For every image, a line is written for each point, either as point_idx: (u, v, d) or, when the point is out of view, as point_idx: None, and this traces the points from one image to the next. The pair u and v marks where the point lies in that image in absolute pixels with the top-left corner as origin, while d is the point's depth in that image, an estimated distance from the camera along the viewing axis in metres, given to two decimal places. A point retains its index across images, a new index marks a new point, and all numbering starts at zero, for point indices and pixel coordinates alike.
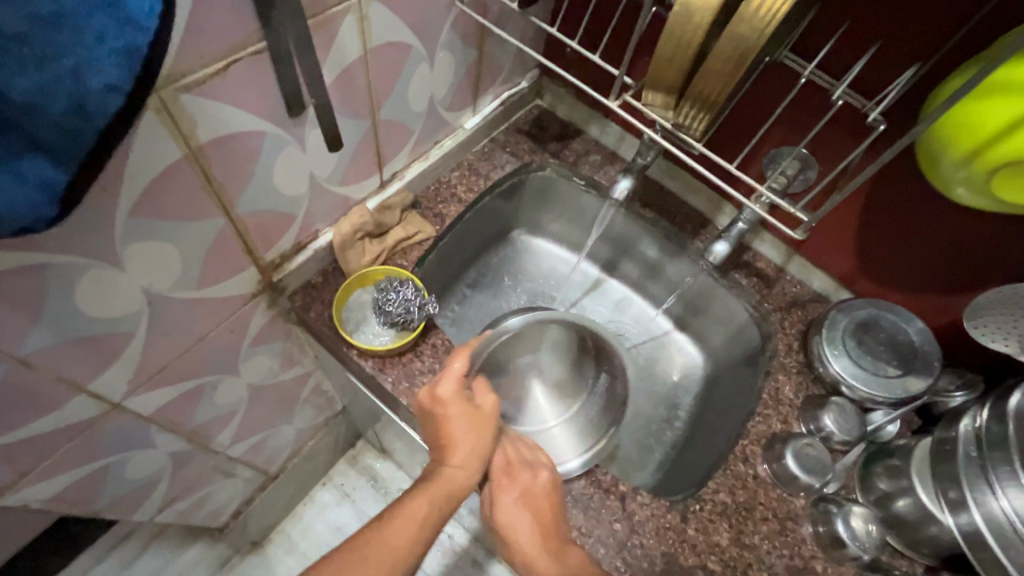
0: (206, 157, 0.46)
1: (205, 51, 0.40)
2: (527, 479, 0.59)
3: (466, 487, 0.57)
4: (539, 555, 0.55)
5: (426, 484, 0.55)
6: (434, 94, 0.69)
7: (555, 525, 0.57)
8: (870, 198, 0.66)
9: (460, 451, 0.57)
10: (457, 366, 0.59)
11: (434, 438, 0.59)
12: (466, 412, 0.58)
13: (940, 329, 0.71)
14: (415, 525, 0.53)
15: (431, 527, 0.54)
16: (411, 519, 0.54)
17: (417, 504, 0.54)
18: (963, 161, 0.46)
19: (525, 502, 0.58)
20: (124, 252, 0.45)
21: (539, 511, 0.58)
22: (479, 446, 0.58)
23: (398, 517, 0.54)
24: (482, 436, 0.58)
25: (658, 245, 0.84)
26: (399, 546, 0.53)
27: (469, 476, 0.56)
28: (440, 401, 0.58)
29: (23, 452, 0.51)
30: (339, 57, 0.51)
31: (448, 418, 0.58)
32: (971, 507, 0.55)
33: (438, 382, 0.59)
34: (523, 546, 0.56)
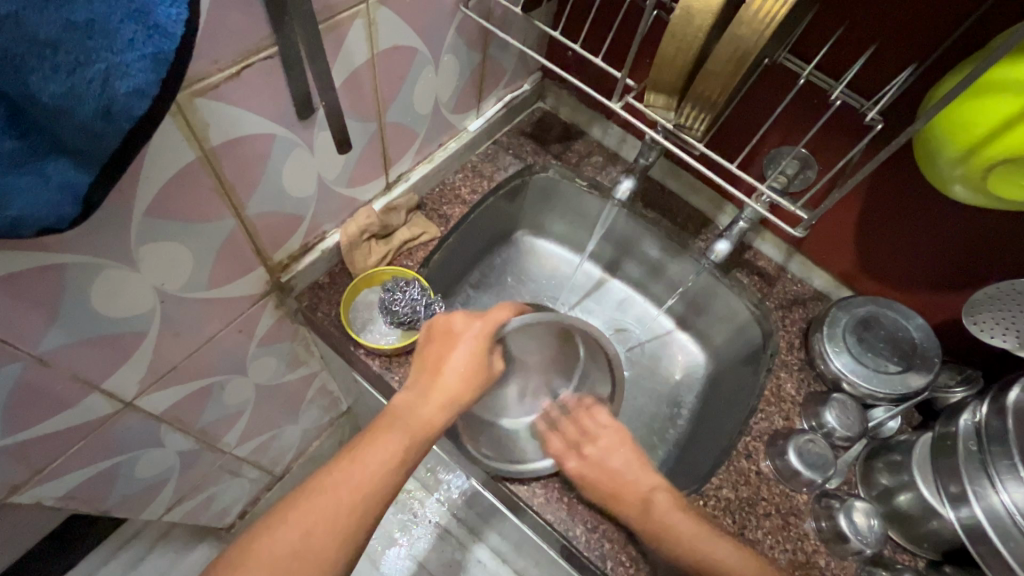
0: (219, 160, 0.47)
1: (219, 55, 0.41)
2: (594, 445, 0.63)
3: (439, 428, 0.56)
4: (640, 499, 0.58)
5: (400, 420, 0.54)
6: (439, 97, 0.70)
7: (640, 474, 0.61)
8: (869, 197, 0.67)
9: (448, 384, 0.57)
10: (484, 313, 0.61)
11: (424, 366, 0.59)
12: (473, 354, 0.59)
13: (940, 326, 0.72)
14: (380, 464, 0.52)
15: (403, 464, 0.53)
16: (380, 457, 0.52)
17: (387, 444, 0.53)
18: (960, 159, 0.47)
19: (614, 461, 0.62)
20: (138, 253, 0.46)
21: (627, 466, 0.61)
22: (470, 392, 0.58)
23: (368, 450, 0.52)
24: (479, 382, 0.59)
25: (659, 245, 0.85)
26: (360, 486, 0.50)
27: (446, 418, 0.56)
28: (449, 337, 0.60)
29: (38, 450, 0.52)
30: (347, 62, 0.52)
31: (458, 349, 0.59)
32: (972, 501, 0.56)
33: (455, 320, 0.61)
34: (629, 504, 0.58)
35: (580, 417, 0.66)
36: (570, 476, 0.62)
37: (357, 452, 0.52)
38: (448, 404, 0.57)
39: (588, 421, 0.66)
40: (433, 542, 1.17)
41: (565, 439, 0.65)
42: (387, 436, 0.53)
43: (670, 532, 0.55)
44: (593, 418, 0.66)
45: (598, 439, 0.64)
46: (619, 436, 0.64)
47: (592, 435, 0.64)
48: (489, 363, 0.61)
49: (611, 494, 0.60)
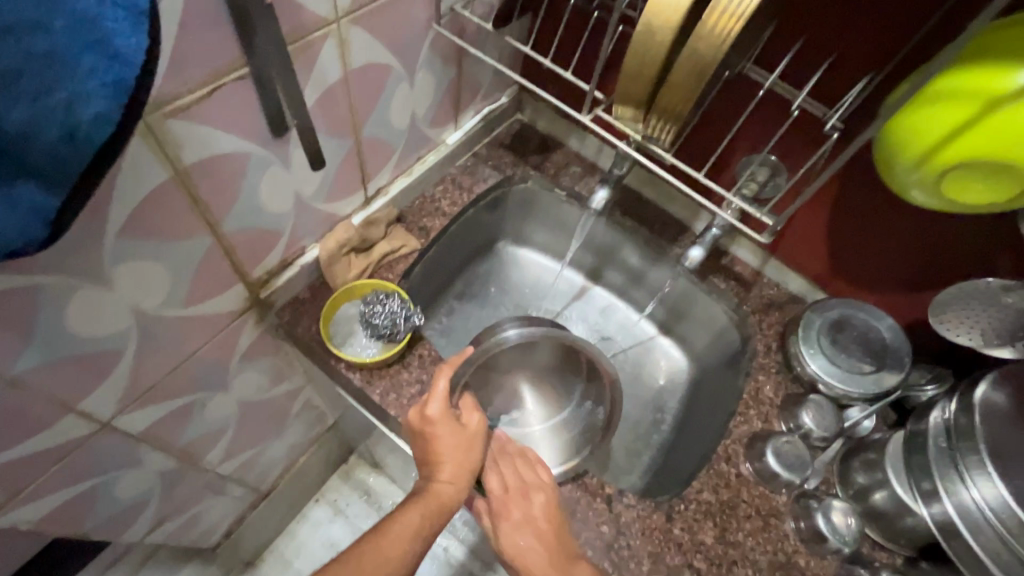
0: (193, 178, 0.48)
1: (189, 77, 0.42)
2: (525, 503, 0.61)
3: (458, 499, 0.59)
4: (555, 571, 0.56)
5: (418, 501, 0.58)
6: (415, 112, 0.71)
7: (568, 543, 0.59)
8: (837, 202, 0.69)
9: (448, 466, 0.59)
10: (441, 385, 0.61)
11: (420, 456, 0.61)
12: (453, 430, 0.60)
13: (912, 326, 0.73)
14: (409, 538, 0.56)
15: (427, 530, 0.57)
16: (405, 532, 0.56)
17: (409, 520, 0.57)
18: (915, 164, 0.49)
19: (534, 519, 0.60)
20: (113, 272, 0.46)
21: (545, 528, 0.59)
22: (466, 464, 0.60)
23: (393, 527, 0.56)
24: (470, 455, 0.61)
25: (638, 252, 0.86)
26: (393, 557, 0.54)
27: (460, 492, 0.59)
28: (428, 423, 0.60)
29: (13, 473, 0.52)
30: (320, 80, 0.53)
31: (438, 438, 0.60)
32: (943, 498, 0.57)
33: (427, 401, 0.61)
34: (544, 568, 0.56)
35: (527, 466, 0.64)
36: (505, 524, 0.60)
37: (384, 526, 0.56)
38: (456, 481, 0.59)
39: (529, 473, 0.64)
40: (424, 556, 1.16)
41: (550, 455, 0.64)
42: (408, 513, 0.57)
43: None
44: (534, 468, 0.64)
45: (540, 494, 0.62)
46: (551, 492, 0.62)
47: (536, 488, 0.62)
48: (466, 425, 0.62)
49: (529, 555, 0.58)
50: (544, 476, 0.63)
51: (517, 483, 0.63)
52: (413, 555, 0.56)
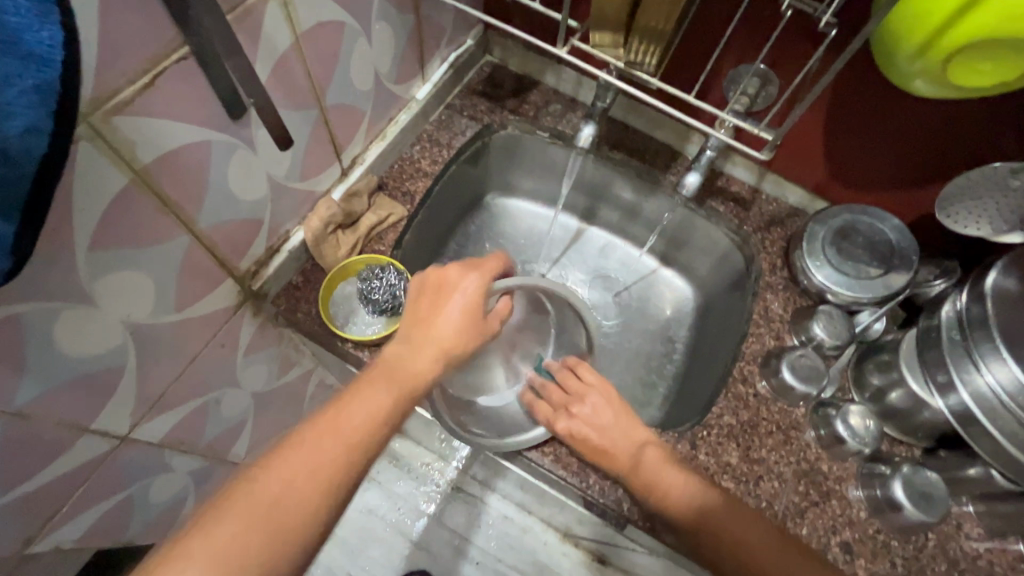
0: (155, 178, 0.45)
1: (126, 66, 0.38)
2: (578, 408, 0.63)
3: (430, 379, 0.52)
4: (630, 460, 0.59)
5: (386, 364, 0.50)
6: (378, 70, 0.66)
7: (630, 430, 0.61)
8: (835, 104, 0.66)
9: (443, 339, 0.53)
10: (492, 264, 0.57)
11: (414, 323, 0.54)
12: (472, 306, 0.55)
13: (916, 223, 0.72)
14: (368, 409, 0.47)
15: (392, 415, 0.49)
16: (370, 415, 0.47)
17: (374, 396, 0.48)
18: (917, 53, 0.46)
19: (597, 416, 0.62)
20: (94, 289, 0.44)
21: (616, 419, 0.62)
22: (461, 347, 0.54)
23: (353, 396, 0.48)
24: (470, 338, 0.54)
25: (631, 186, 0.83)
26: (343, 424, 0.46)
27: (434, 370, 0.52)
28: (448, 288, 0.55)
29: (44, 499, 0.52)
30: (270, 48, 0.48)
31: (449, 303, 0.54)
32: (959, 388, 0.58)
33: (455, 273, 0.56)
34: (618, 460, 0.59)
35: (565, 378, 0.67)
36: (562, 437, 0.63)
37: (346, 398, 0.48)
38: (443, 354, 0.53)
39: (574, 380, 0.66)
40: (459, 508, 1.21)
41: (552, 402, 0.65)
42: (372, 378, 0.50)
43: (662, 488, 0.56)
44: (578, 376, 0.66)
45: (586, 397, 0.64)
46: (602, 389, 0.64)
47: (588, 391, 0.65)
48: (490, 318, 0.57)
49: (602, 449, 0.60)
50: (591, 378, 0.65)
51: (568, 394, 0.65)
52: (374, 426, 0.47)
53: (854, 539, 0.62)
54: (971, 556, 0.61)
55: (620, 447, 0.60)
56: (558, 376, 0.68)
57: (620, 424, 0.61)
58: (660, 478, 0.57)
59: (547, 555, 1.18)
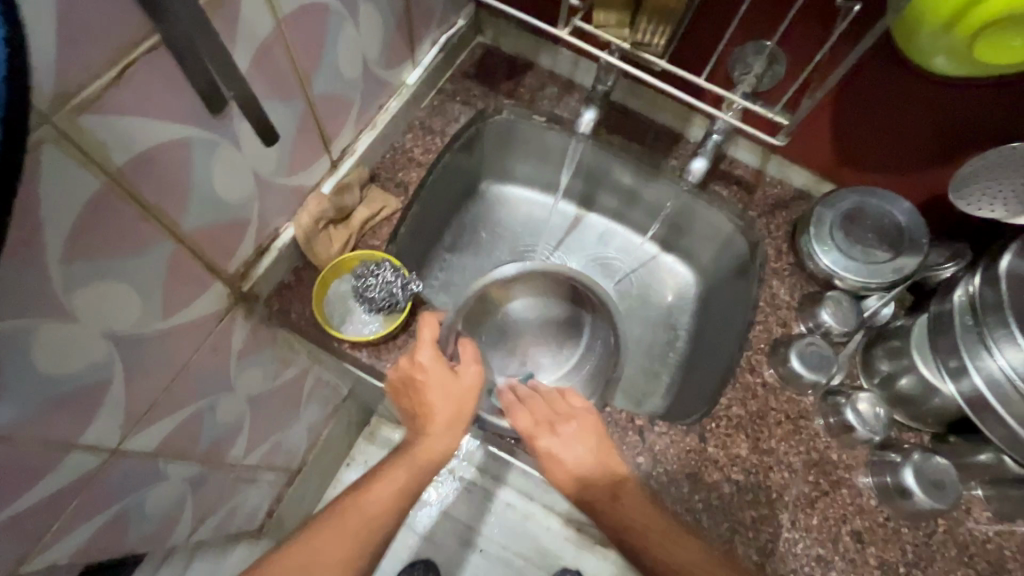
0: (132, 180, 0.41)
1: (91, 58, 0.34)
2: (564, 426, 0.62)
3: (446, 450, 0.61)
4: (606, 494, 0.58)
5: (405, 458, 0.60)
6: (367, 55, 0.62)
7: (611, 461, 0.60)
8: (844, 83, 0.64)
9: (440, 416, 0.61)
10: (428, 334, 0.62)
11: (412, 408, 0.63)
12: (446, 377, 0.61)
13: (925, 205, 0.71)
14: (390, 492, 0.57)
15: (411, 487, 0.59)
16: (387, 491, 0.57)
17: (394, 477, 0.58)
18: (942, 29, 0.43)
19: (571, 446, 0.61)
20: (72, 302, 0.41)
21: (586, 453, 0.60)
22: (458, 414, 0.61)
23: (379, 483, 0.58)
24: (462, 402, 0.62)
25: (631, 171, 0.81)
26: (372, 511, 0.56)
27: (450, 441, 0.61)
28: (418, 371, 0.61)
29: (33, 520, 0.49)
30: (251, 34, 0.45)
31: (425, 386, 0.61)
32: (973, 373, 0.58)
33: (414, 351, 0.62)
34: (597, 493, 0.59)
35: (554, 399, 0.65)
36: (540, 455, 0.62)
37: (371, 484, 0.58)
38: (446, 426, 0.61)
39: (561, 403, 0.65)
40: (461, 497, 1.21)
41: (532, 417, 0.64)
42: (395, 467, 0.59)
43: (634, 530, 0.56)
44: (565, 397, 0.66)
45: (574, 421, 0.63)
46: (586, 415, 0.63)
47: (571, 414, 0.63)
48: (462, 376, 0.62)
49: (593, 472, 0.60)
50: (576, 404, 0.64)
51: (555, 413, 0.64)
52: (399, 507, 0.57)
53: (864, 528, 0.61)
54: (980, 539, 0.61)
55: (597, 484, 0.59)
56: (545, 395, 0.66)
57: (605, 455, 0.60)
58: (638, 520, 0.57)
59: (550, 541, 1.19)
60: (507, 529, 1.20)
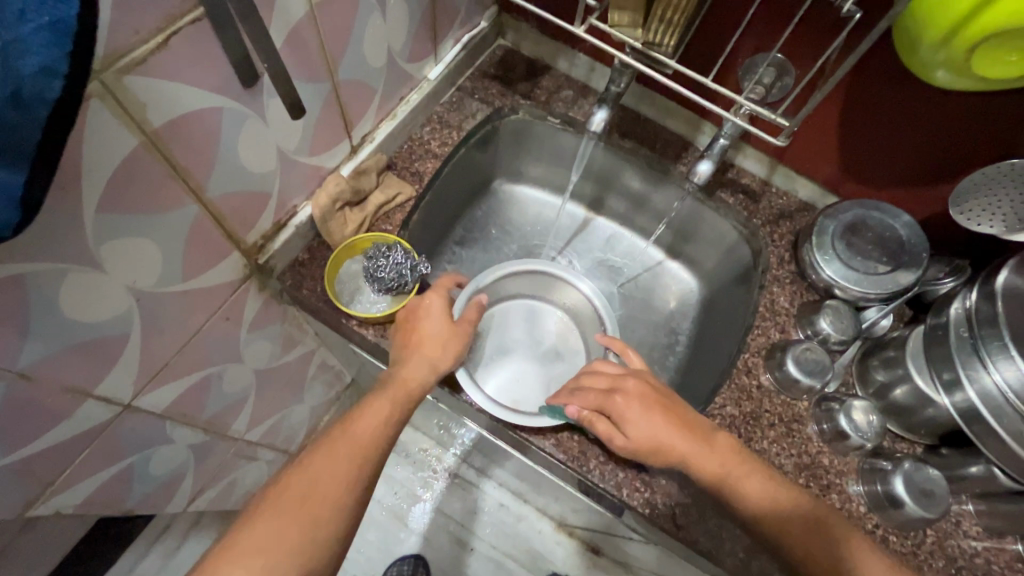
0: (165, 142, 0.44)
1: (139, 23, 0.37)
2: (630, 389, 0.61)
3: (424, 383, 0.60)
4: (711, 452, 0.57)
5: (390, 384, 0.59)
6: (391, 46, 0.66)
7: (699, 426, 0.59)
8: (851, 96, 0.66)
9: (430, 343, 0.62)
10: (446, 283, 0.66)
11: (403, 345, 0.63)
12: (444, 313, 0.63)
13: (926, 221, 0.72)
14: (378, 421, 0.56)
15: (397, 412, 0.58)
16: (376, 418, 0.56)
17: (379, 405, 0.57)
18: (941, 42, 0.45)
19: (652, 417, 0.58)
20: (101, 253, 0.44)
21: (665, 419, 0.58)
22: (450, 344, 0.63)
23: (364, 416, 0.56)
24: (457, 332, 0.64)
25: (640, 175, 0.83)
26: (366, 439, 0.55)
27: (427, 375, 0.60)
28: (417, 310, 0.64)
29: (45, 463, 0.52)
30: (285, 15, 0.48)
31: (424, 309, 0.63)
32: (966, 385, 0.58)
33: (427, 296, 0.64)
34: (700, 458, 0.57)
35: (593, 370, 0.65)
36: (610, 437, 0.59)
37: (357, 416, 0.56)
38: (437, 371, 0.61)
39: (620, 366, 0.64)
40: (455, 494, 1.22)
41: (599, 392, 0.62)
42: (380, 400, 0.58)
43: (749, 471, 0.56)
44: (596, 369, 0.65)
45: (634, 378, 0.62)
46: (644, 375, 0.63)
47: (629, 374, 0.63)
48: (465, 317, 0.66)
49: (673, 436, 0.58)
50: (637, 362, 0.65)
51: (609, 378, 0.62)
52: (385, 438, 0.56)
53: None
54: (968, 553, 0.61)
55: (692, 450, 0.57)
56: (596, 363, 0.65)
57: (684, 417, 0.59)
58: (734, 464, 0.57)
59: (542, 544, 1.19)
60: (500, 530, 1.20)
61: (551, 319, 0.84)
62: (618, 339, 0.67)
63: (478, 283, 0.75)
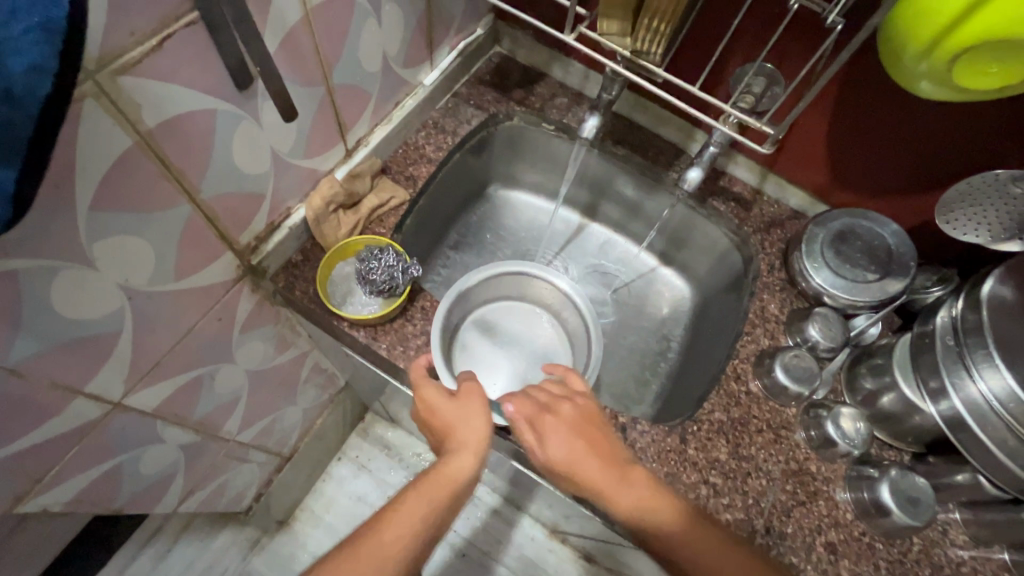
0: (159, 142, 0.45)
1: (135, 25, 0.38)
2: (560, 413, 0.60)
3: (464, 477, 0.56)
4: (638, 498, 0.54)
5: (427, 481, 0.55)
6: (387, 52, 0.66)
7: (632, 473, 0.56)
8: (840, 105, 0.66)
9: (457, 434, 0.57)
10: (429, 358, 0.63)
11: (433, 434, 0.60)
12: (452, 400, 0.59)
13: (914, 230, 0.73)
14: (412, 525, 0.53)
15: (434, 515, 0.54)
16: (408, 522, 0.53)
17: (411, 509, 0.54)
18: (924, 54, 0.46)
19: (561, 439, 0.58)
20: (93, 250, 0.44)
21: (576, 448, 0.58)
22: (472, 429, 0.58)
23: (395, 520, 0.53)
24: (471, 417, 0.59)
25: (633, 182, 0.84)
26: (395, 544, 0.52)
27: (464, 467, 0.56)
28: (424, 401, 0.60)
29: (34, 460, 0.52)
30: (281, 20, 0.49)
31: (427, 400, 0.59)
32: (951, 394, 0.59)
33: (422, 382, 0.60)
34: (617, 492, 0.55)
35: (542, 388, 0.64)
36: (536, 445, 0.60)
37: (388, 521, 0.53)
38: (471, 452, 0.57)
39: (562, 387, 0.64)
40: None
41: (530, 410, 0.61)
42: (417, 499, 0.54)
43: (684, 538, 0.53)
44: (548, 386, 0.64)
45: (570, 402, 0.62)
46: (584, 403, 0.62)
47: (569, 397, 0.62)
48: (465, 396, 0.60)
49: (570, 463, 0.57)
50: (579, 387, 0.64)
51: (544, 398, 0.62)
52: (423, 536, 0.53)
53: (839, 540, 0.62)
54: (955, 562, 0.61)
55: (614, 485, 0.55)
56: (547, 380, 0.65)
57: (609, 450, 0.58)
58: (673, 525, 0.53)
59: (534, 551, 1.18)
60: (493, 536, 1.20)
61: (542, 323, 0.85)
62: (564, 368, 0.65)
63: (468, 283, 0.76)
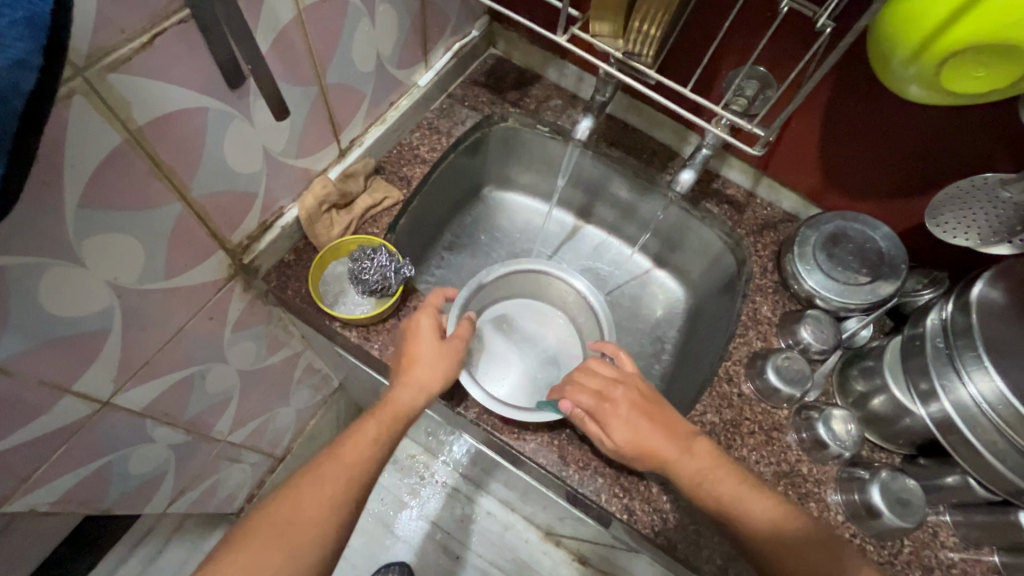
0: (149, 139, 0.45)
1: (125, 22, 0.38)
2: (621, 394, 0.61)
3: (416, 406, 0.59)
4: (699, 470, 0.56)
5: (382, 407, 0.58)
6: (381, 52, 0.67)
7: (696, 447, 0.57)
8: (831, 108, 0.67)
9: (425, 366, 0.61)
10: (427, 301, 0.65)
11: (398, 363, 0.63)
12: (435, 337, 0.62)
13: (906, 233, 0.73)
14: (365, 447, 0.56)
15: (386, 437, 0.57)
16: (361, 442, 0.56)
17: (366, 429, 0.57)
18: (911, 59, 0.47)
19: (635, 421, 0.59)
20: (82, 248, 0.44)
21: (651, 428, 0.58)
22: (442, 368, 0.61)
23: (349, 442, 0.56)
24: (446, 355, 0.62)
25: (627, 184, 0.84)
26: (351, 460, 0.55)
27: (416, 399, 0.59)
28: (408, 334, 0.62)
29: (21, 458, 0.52)
30: (273, 19, 0.49)
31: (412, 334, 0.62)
32: (941, 396, 0.58)
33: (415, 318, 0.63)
34: (687, 471, 0.56)
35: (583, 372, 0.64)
36: (601, 432, 0.59)
37: (343, 442, 0.56)
38: (429, 388, 0.60)
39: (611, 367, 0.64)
40: (443, 503, 1.22)
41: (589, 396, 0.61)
42: (372, 421, 0.58)
43: (728, 502, 0.54)
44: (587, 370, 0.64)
45: (623, 383, 0.62)
46: (633, 382, 0.62)
47: (622, 378, 0.62)
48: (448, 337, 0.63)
49: (645, 446, 0.57)
50: (628, 366, 0.64)
51: (602, 380, 0.62)
52: (374, 460, 0.56)
53: None
54: (945, 564, 0.61)
55: (683, 465, 0.56)
56: (588, 363, 0.65)
57: (672, 428, 0.59)
58: (727, 495, 0.54)
59: (528, 554, 1.18)
60: (488, 539, 1.19)
61: (552, 322, 0.85)
62: (612, 345, 0.66)
63: (483, 280, 0.77)
